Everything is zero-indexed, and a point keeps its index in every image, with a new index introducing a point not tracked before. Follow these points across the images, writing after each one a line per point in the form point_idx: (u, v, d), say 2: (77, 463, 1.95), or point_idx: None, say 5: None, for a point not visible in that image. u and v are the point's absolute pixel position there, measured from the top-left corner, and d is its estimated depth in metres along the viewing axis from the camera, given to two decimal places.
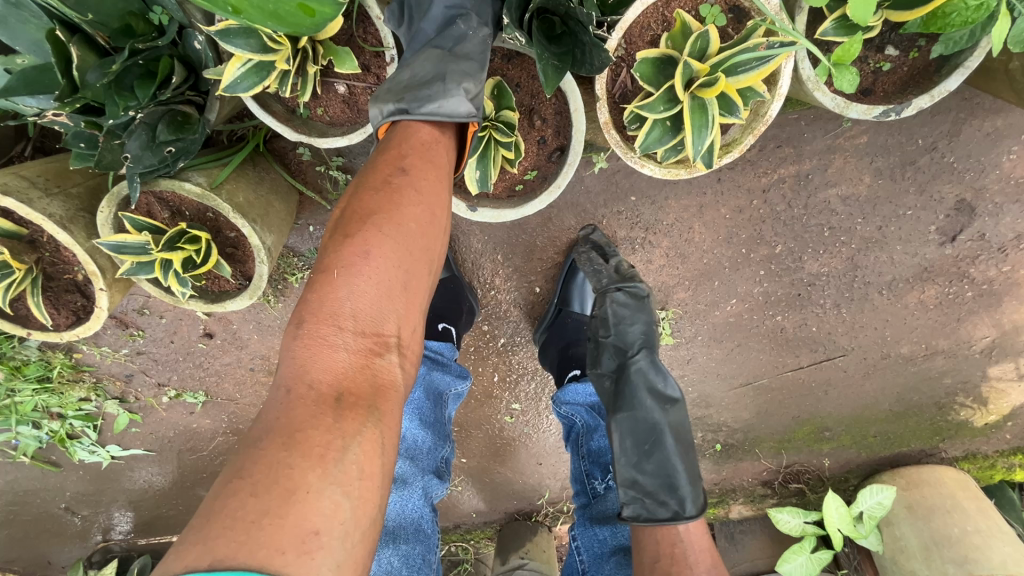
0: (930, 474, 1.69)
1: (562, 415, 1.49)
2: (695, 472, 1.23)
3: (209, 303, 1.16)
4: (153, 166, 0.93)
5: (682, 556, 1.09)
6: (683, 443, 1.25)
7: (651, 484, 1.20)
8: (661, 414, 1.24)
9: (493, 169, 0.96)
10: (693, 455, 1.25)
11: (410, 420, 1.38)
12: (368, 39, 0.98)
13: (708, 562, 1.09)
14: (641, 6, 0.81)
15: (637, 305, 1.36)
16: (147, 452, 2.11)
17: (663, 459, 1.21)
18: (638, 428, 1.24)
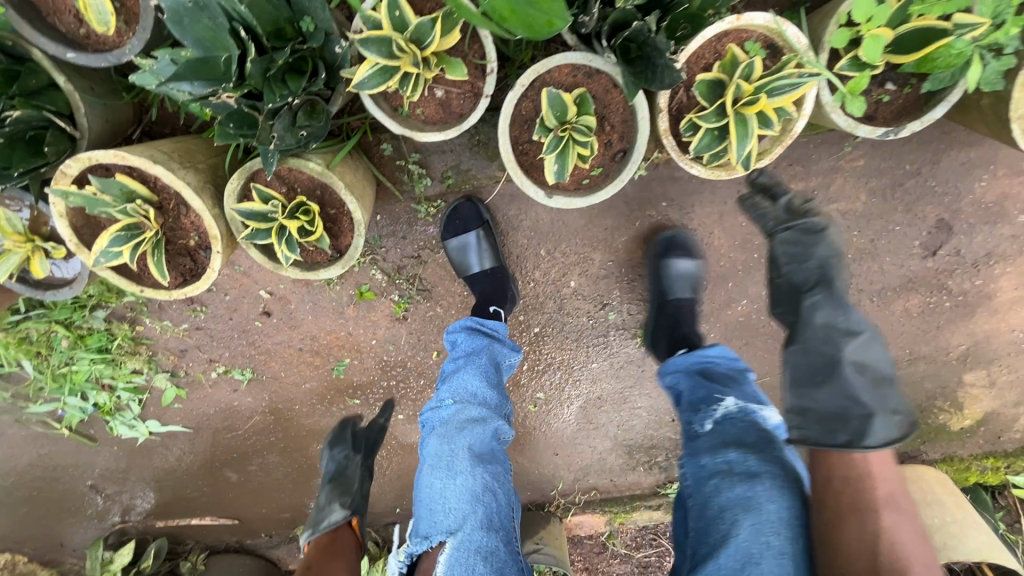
0: (912, 470, 1.88)
1: (666, 386, 1.56)
2: (899, 405, 1.22)
3: (305, 270, 1.33)
4: (290, 146, 1.12)
5: (864, 491, 1.13)
6: (874, 377, 1.24)
7: (825, 411, 1.22)
8: (843, 344, 1.26)
9: (569, 163, 1.16)
10: (892, 390, 1.23)
11: (479, 382, 1.50)
12: (472, 52, 1.19)
13: (887, 495, 1.13)
14: (702, 39, 1.05)
15: (817, 234, 1.42)
16: (185, 429, 2.23)
17: (844, 390, 1.22)
18: (810, 361, 1.28)
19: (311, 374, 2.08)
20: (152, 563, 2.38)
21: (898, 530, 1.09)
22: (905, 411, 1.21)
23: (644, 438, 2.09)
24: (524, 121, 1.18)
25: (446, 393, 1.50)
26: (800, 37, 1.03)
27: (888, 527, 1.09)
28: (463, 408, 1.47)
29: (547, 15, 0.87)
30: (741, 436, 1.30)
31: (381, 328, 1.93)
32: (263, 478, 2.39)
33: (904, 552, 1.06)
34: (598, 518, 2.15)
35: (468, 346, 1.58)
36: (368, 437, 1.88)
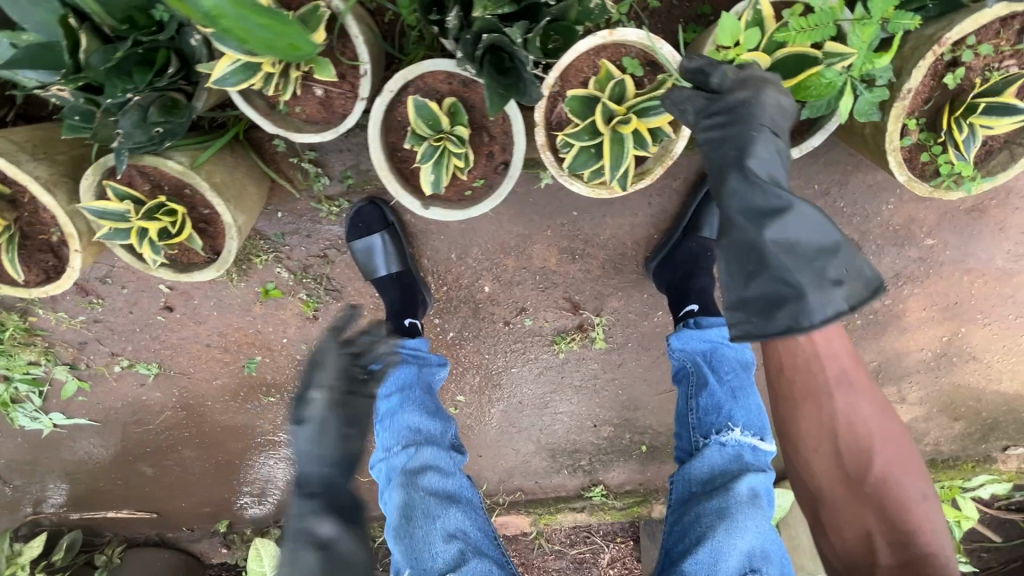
0: None
1: (675, 363, 1.43)
2: (856, 269, 0.90)
3: (178, 272, 1.26)
4: (142, 143, 1.04)
5: (814, 379, 1.11)
6: (813, 248, 0.90)
7: (758, 305, 0.91)
8: (764, 226, 0.90)
9: (445, 175, 1.12)
10: (842, 251, 0.89)
11: (417, 415, 1.44)
12: (345, 53, 1.13)
13: (844, 373, 1.11)
14: (575, 52, 1.01)
15: (749, 95, 0.93)
16: (92, 423, 2.13)
17: (782, 274, 0.89)
18: (732, 248, 0.93)
19: (221, 371, 2.00)
20: (62, 556, 2.20)
21: (861, 401, 1.11)
22: (859, 275, 0.89)
23: (566, 442, 2.02)
24: (400, 127, 1.14)
25: (391, 440, 1.42)
26: (675, 57, 1.01)
27: (840, 412, 1.10)
28: (419, 453, 1.40)
29: (285, 37, 0.93)
30: (746, 451, 1.26)
31: (291, 327, 1.86)
32: (181, 473, 2.23)
33: (865, 431, 1.09)
34: (522, 519, 2.09)
35: (398, 381, 1.49)
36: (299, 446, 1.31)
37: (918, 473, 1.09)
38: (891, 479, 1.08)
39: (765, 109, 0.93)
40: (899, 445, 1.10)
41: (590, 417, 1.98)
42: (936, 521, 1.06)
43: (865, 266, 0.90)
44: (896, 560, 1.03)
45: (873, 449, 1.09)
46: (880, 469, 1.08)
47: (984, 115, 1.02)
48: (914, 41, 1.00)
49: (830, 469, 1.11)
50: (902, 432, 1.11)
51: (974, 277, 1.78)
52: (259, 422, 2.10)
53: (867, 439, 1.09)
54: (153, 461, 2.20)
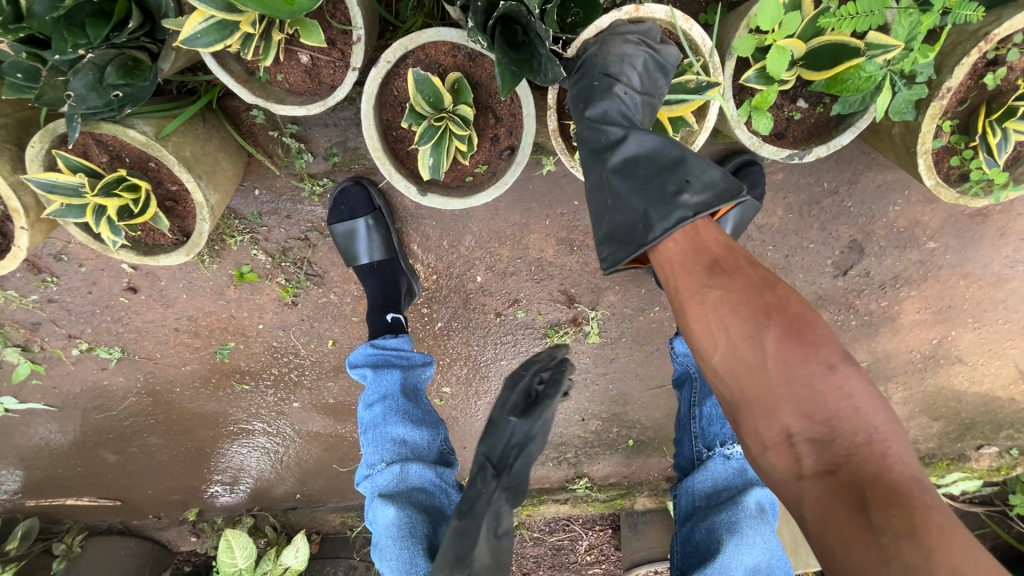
0: None
1: (676, 367, 1.36)
2: (702, 179, 0.87)
3: (141, 254, 1.14)
4: (97, 108, 0.92)
5: (677, 271, 0.84)
6: (653, 168, 0.88)
7: (615, 232, 0.90)
8: (607, 161, 0.90)
9: (446, 158, 1.01)
10: (681, 165, 0.87)
11: (405, 428, 1.33)
12: (336, 16, 1.01)
13: (715, 257, 0.83)
14: (596, 29, 0.91)
15: (598, 40, 0.91)
16: (47, 408, 1.96)
17: (633, 200, 0.87)
18: (593, 188, 0.92)
19: (190, 357, 1.86)
20: (15, 545, 1.96)
21: (729, 269, 0.82)
22: (700, 185, 0.85)
23: (553, 435, 1.96)
24: (397, 104, 1.02)
25: (375, 454, 1.32)
26: (705, 39, 0.92)
27: (718, 302, 0.80)
28: (405, 469, 1.30)
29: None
30: (750, 465, 1.22)
31: (267, 312, 1.74)
32: (147, 461, 2.08)
33: (751, 316, 0.77)
34: None
35: (380, 388, 1.37)
36: (514, 441, 1.21)
37: (831, 347, 0.75)
38: (809, 366, 0.74)
39: (610, 44, 0.90)
40: (801, 311, 0.77)
41: (579, 410, 1.92)
42: (865, 395, 0.73)
43: (710, 173, 0.87)
44: (819, 460, 0.73)
45: (764, 341, 0.76)
46: (789, 362, 0.74)
47: (1020, 119, 0.96)
48: (956, 35, 0.93)
49: (729, 374, 0.79)
50: (753, 285, 0.79)
51: (970, 282, 1.74)
52: (231, 410, 1.98)
53: (764, 330, 0.76)
54: (115, 449, 2.06)
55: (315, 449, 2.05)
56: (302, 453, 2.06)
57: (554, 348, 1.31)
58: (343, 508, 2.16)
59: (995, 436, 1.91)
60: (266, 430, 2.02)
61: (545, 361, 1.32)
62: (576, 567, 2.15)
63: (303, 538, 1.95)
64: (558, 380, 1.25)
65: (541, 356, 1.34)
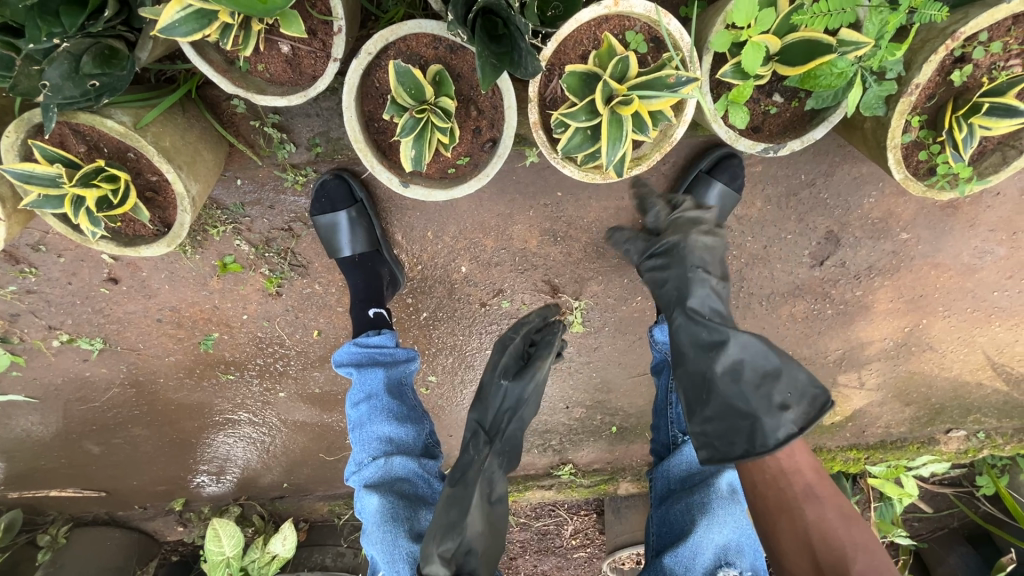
0: None
1: (656, 355, 1.41)
2: (799, 390, 1.06)
3: (122, 245, 1.13)
4: (73, 98, 0.91)
5: (783, 489, 1.04)
6: (760, 372, 1.07)
7: (717, 429, 1.08)
8: (714, 359, 1.10)
9: (428, 150, 1.02)
10: (784, 376, 1.06)
11: (388, 424, 1.34)
12: (317, 6, 1.01)
13: (807, 484, 1.05)
14: (576, 22, 0.92)
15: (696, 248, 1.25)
16: (29, 400, 1.94)
17: (734, 403, 1.06)
18: (691, 380, 1.13)
19: (174, 348, 1.86)
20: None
21: (807, 483, 1.05)
22: (795, 397, 1.04)
23: (537, 422, 1.99)
24: (379, 95, 1.03)
25: (362, 451, 1.33)
26: (683, 35, 0.93)
27: (808, 520, 1.01)
28: (389, 462, 1.32)
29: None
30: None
31: (251, 303, 1.74)
32: (132, 452, 2.07)
33: (832, 527, 0.99)
34: None
35: (364, 386, 1.36)
36: (506, 404, 1.29)
37: (875, 551, 0.97)
38: (877, 568, 0.95)
39: (701, 258, 1.24)
40: (857, 521, 1.01)
41: (562, 399, 1.94)
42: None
43: (800, 386, 1.06)
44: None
45: (845, 551, 0.96)
46: (864, 567, 0.94)
47: (985, 115, 0.99)
48: (926, 33, 0.96)
49: (818, 572, 0.97)
50: (839, 515, 1.01)
51: (940, 272, 1.79)
52: (217, 401, 1.98)
53: (843, 545, 0.97)
54: (99, 440, 2.05)
55: (302, 439, 2.07)
56: (289, 442, 2.07)
57: (542, 309, 1.42)
58: (330, 496, 2.17)
59: (964, 420, 1.98)
60: (252, 420, 2.03)
61: (535, 322, 1.42)
62: (561, 551, 2.23)
63: (290, 526, 1.96)
64: (548, 342, 1.35)
65: (530, 318, 1.43)
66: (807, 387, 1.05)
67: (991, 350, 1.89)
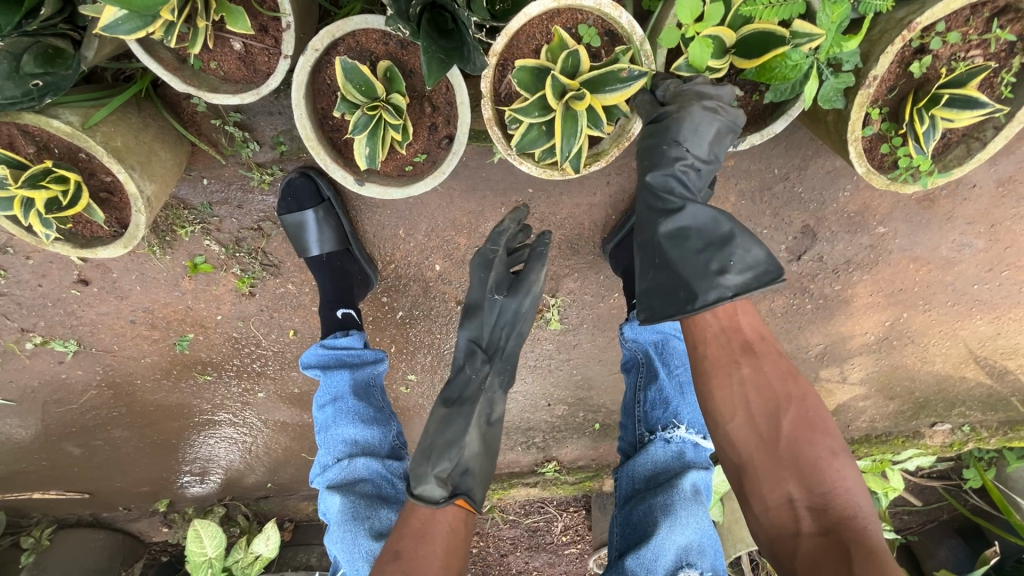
0: None
1: (625, 352, 1.40)
2: (748, 260, 0.92)
3: (78, 247, 1.12)
4: (14, 98, 0.91)
5: (728, 352, 0.98)
6: (706, 238, 0.95)
7: (656, 285, 0.97)
8: (659, 223, 0.99)
9: (382, 147, 1.01)
10: (733, 241, 0.93)
11: (354, 427, 1.34)
12: (265, 2, 0.99)
13: (748, 341, 0.99)
14: (525, 17, 0.90)
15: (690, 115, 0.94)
16: (5, 402, 1.92)
17: (673, 268, 0.95)
18: (641, 243, 1.02)
19: (149, 349, 1.84)
20: None
21: (751, 342, 0.99)
22: (744, 263, 0.91)
23: (520, 420, 1.97)
24: (331, 92, 1.01)
25: (327, 454, 1.34)
26: (635, 27, 0.91)
27: (746, 378, 0.96)
28: (353, 463, 1.32)
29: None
30: (689, 449, 1.25)
31: (224, 303, 1.72)
32: (112, 453, 2.05)
33: (769, 385, 0.95)
34: None
35: (331, 389, 1.36)
36: (504, 320, 1.35)
37: (813, 406, 0.93)
38: (814, 420, 0.92)
39: (696, 117, 0.95)
40: (797, 377, 0.96)
41: (544, 396, 1.92)
42: (852, 475, 0.89)
43: (753, 252, 0.92)
44: (816, 522, 0.85)
45: (779, 408, 0.93)
46: (796, 421, 0.92)
47: (946, 107, 0.98)
48: (883, 24, 0.94)
49: (751, 429, 0.93)
50: (778, 373, 0.96)
51: (919, 265, 1.77)
52: (195, 401, 1.97)
53: (777, 399, 0.93)
54: (78, 442, 2.03)
55: (283, 439, 2.05)
56: (270, 442, 2.06)
57: (516, 214, 1.40)
58: (314, 496, 2.17)
59: (948, 414, 1.94)
60: (232, 421, 2.02)
61: (510, 229, 1.42)
62: (552, 547, 2.18)
63: (273, 527, 1.94)
64: (539, 256, 1.39)
65: (506, 226, 1.41)
66: (756, 255, 0.92)
67: (973, 343, 1.86)
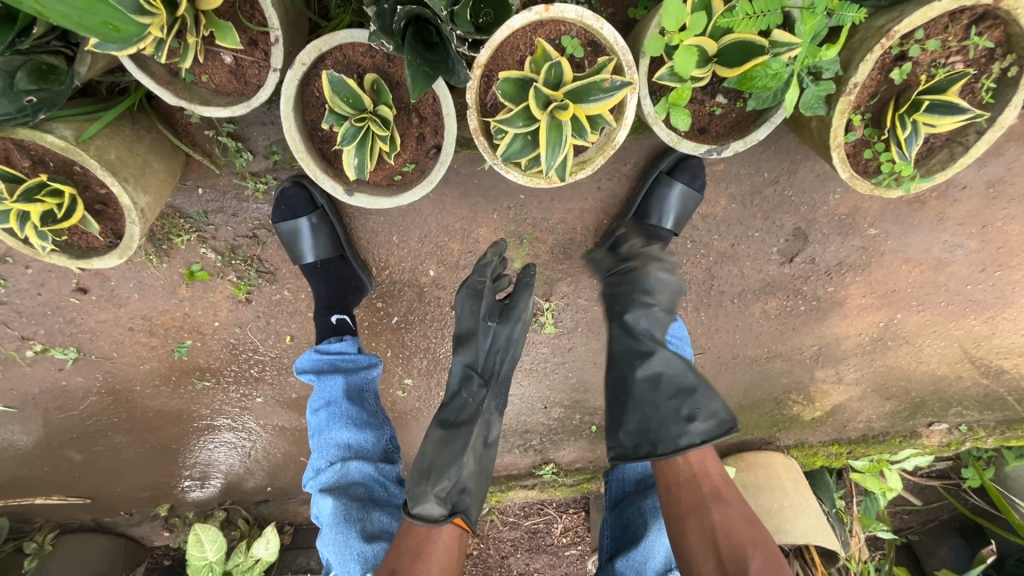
0: (765, 457, 1.87)
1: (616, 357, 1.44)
2: (709, 408, 1.18)
3: (74, 258, 1.14)
4: (9, 114, 0.92)
5: (695, 491, 1.13)
6: (677, 385, 1.20)
7: (632, 430, 1.22)
8: (637, 367, 1.25)
9: (370, 158, 1.02)
10: (698, 394, 1.19)
11: (348, 431, 1.35)
12: (254, 16, 1.01)
13: (715, 489, 1.13)
14: (508, 29, 0.92)
15: (649, 276, 1.32)
16: (7, 409, 1.94)
17: (649, 408, 1.19)
18: (618, 385, 1.28)
19: (148, 355, 1.86)
20: None
21: (717, 489, 1.13)
22: (707, 417, 1.16)
23: (517, 423, 1.98)
24: (320, 104, 1.03)
25: (320, 457, 1.36)
26: (617, 38, 0.93)
27: (716, 523, 1.07)
28: (346, 467, 1.34)
29: (96, 16, 0.79)
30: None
31: (221, 310, 1.74)
32: (113, 459, 2.06)
33: (734, 531, 1.06)
34: None
35: (325, 393, 1.38)
36: (497, 345, 1.37)
37: (770, 554, 1.04)
38: (772, 569, 1.02)
39: (653, 282, 1.32)
40: (755, 520, 1.09)
41: (540, 399, 1.93)
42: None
43: (712, 406, 1.18)
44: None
45: (745, 554, 1.03)
46: (758, 570, 1.01)
47: (927, 112, 0.98)
48: (863, 32, 0.96)
49: (716, 567, 1.03)
50: (742, 519, 1.09)
51: (911, 266, 1.78)
52: (195, 407, 1.98)
53: (742, 545, 1.04)
54: (79, 448, 2.04)
55: (282, 443, 2.07)
56: (269, 447, 2.08)
57: (499, 247, 1.42)
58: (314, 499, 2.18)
59: (945, 414, 1.93)
60: (231, 426, 2.03)
61: (492, 262, 1.43)
62: (552, 549, 2.18)
63: (273, 530, 1.95)
64: (526, 286, 1.43)
65: (489, 259, 1.43)
66: (713, 409, 1.19)
67: (968, 343, 1.86)
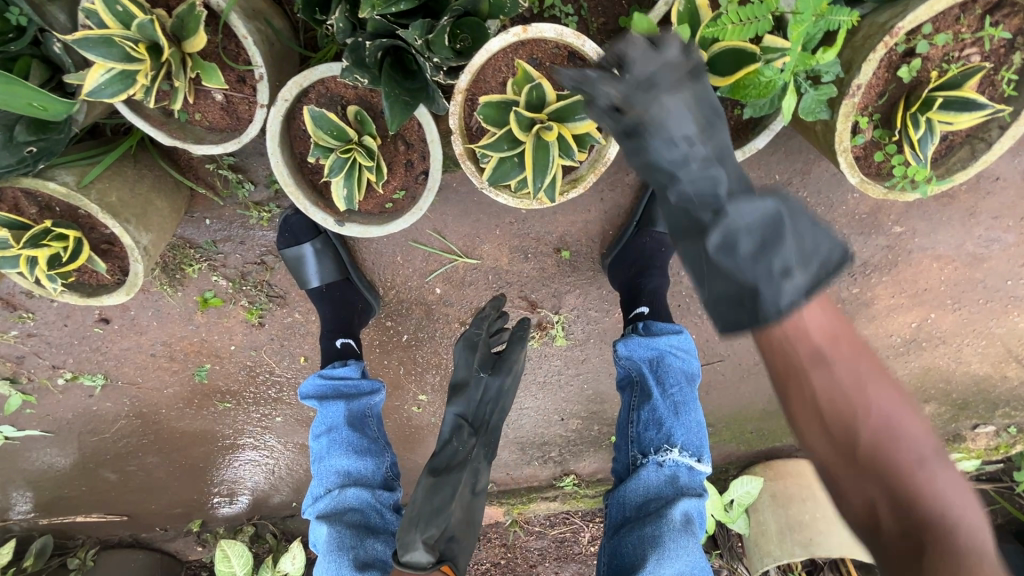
0: (794, 465, 1.78)
1: (619, 367, 1.37)
2: (807, 248, 0.73)
3: (85, 296, 1.18)
4: (10, 165, 0.96)
5: (789, 354, 0.73)
6: (757, 233, 0.73)
7: (717, 307, 0.77)
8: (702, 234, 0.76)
9: (359, 188, 1.02)
10: (790, 231, 0.72)
11: (346, 458, 1.37)
12: (240, 55, 1.03)
13: (818, 347, 0.73)
14: (487, 53, 0.90)
15: (657, 100, 0.80)
16: (44, 434, 2.00)
17: (736, 277, 0.74)
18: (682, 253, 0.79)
19: (171, 379, 1.91)
20: (31, 562, 2.00)
21: (833, 332, 0.74)
22: (809, 259, 0.72)
23: (534, 435, 1.93)
24: (307, 137, 1.04)
25: (320, 484, 1.37)
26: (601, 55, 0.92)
27: (816, 391, 0.73)
28: (343, 493, 1.35)
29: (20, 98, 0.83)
30: (682, 472, 1.23)
31: (236, 333, 1.78)
32: (146, 478, 2.12)
33: (848, 394, 0.72)
34: (496, 511, 2.01)
35: (326, 419, 1.38)
36: (489, 396, 1.37)
37: (892, 399, 0.72)
38: (893, 425, 0.71)
39: (671, 114, 0.80)
40: (869, 368, 0.74)
41: (556, 411, 1.88)
42: (948, 482, 0.70)
43: (818, 244, 0.72)
44: (898, 523, 0.69)
45: (855, 420, 0.71)
46: (876, 429, 0.71)
47: (943, 110, 0.91)
48: (865, 30, 0.90)
49: (821, 436, 0.73)
50: (851, 370, 0.73)
51: (945, 264, 1.64)
52: (218, 427, 2.02)
53: (853, 413, 0.72)
54: (113, 469, 2.10)
55: (305, 460, 2.10)
56: (294, 463, 2.11)
57: (496, 301, 1.47)
58: None
59: (992, 415, 1.79)
60: (255, 445, 2.07)
61: (492, 314, 1.47)
62: (581, 558, 2.12)
63: (299, 544, 1.94)
64: (520, 338, 1.44)
65: (488, 312, 1.47)
66: (819, 245, 0.73)
67: (1016, 343, 1.71)
